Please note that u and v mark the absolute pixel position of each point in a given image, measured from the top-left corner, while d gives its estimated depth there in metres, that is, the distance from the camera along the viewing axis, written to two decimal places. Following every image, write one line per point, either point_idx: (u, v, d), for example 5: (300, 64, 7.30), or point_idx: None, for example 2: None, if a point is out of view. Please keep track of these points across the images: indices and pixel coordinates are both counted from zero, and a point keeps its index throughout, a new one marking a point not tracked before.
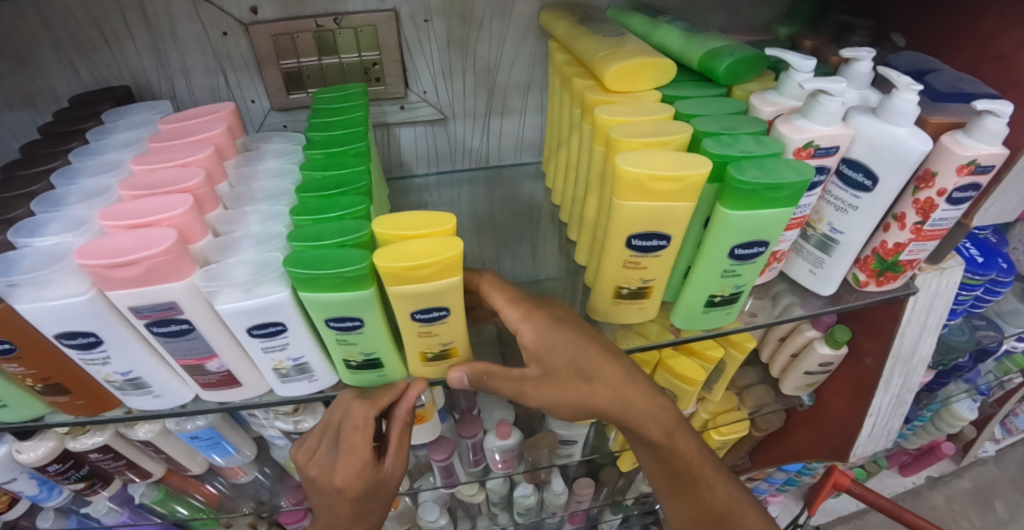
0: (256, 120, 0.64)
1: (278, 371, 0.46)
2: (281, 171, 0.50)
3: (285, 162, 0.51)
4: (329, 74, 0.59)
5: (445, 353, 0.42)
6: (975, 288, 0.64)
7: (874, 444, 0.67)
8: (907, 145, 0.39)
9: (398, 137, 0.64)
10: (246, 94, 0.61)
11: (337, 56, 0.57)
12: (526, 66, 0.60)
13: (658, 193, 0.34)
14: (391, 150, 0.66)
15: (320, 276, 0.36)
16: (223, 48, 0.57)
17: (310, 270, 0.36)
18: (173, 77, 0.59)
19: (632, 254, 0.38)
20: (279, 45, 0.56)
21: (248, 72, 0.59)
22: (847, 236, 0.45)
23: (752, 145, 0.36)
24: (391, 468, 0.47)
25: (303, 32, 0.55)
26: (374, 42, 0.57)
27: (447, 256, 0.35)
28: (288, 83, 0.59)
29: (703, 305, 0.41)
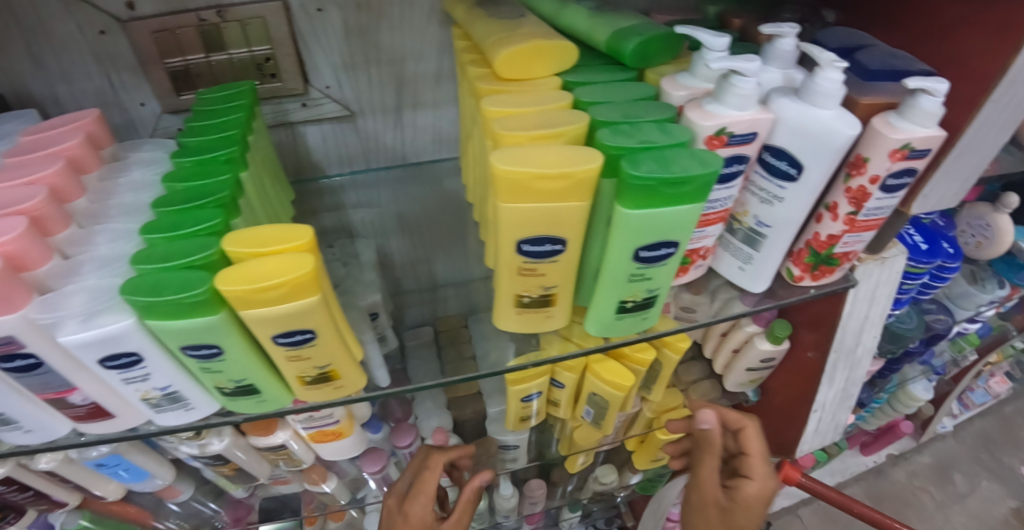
0: (149, 125, 0.56)
1: (148, 402, 0.41)
2: (144, 184, 0.44)
3: (148, 174, 0.46)
4: (220, 72, 0.53)
5: (325, 376, 0.38)
6: (919, 276, 0.61)
7: (819, 439, 0.65)
8: (832, 129, 0.35)
9: (305, 136, 0.59)
10: (134, 96, 0.54)
11: (225, 51, 0.51)
12: (434, 56, 0.55)
13: (540, 193, 0.30)
14: (299, 151, 0.60)
15: (156, 303, 0.32)
16: (104, 50, 0.49)
17: (144, 296, 0.32)
18: (53, 81, 0.51)
19: (525, 261, 0.33)
20: (162, 43, 0.50)
21: (135, 74, 0.52)
22: (774, 230, 0.42)
23: (654, 134, 0.32)
24: None
25: (186, 28, 0.49)
26: (264, 35, 0.50)
27: (297, 275, 0.31)
28: (177, 83, 0.53)
29: (614, 312, 0.37)
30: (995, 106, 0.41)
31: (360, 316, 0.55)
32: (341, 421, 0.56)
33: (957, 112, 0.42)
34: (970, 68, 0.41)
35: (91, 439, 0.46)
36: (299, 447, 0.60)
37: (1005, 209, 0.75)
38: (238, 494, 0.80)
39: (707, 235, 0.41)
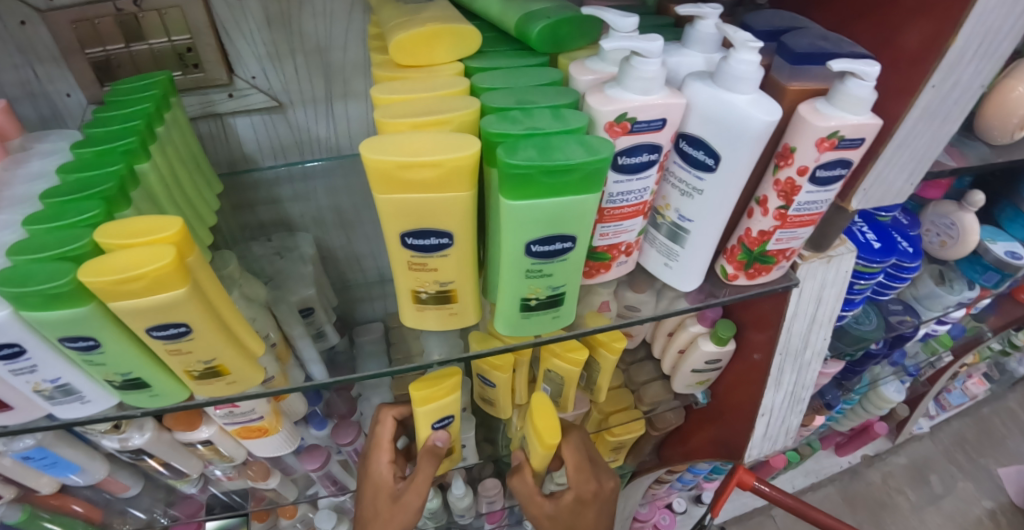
0: (77, 117, 0.53)
1: (40, 394, 0.39)
2: (40, 174, 0.42)
3: (49, 164, 0.43)
4: (143, 63, 0.50)
5: (213, 371, 0.36)
6: (872, 277, 0.59)
7: (769, 444, 0.63)
8: (743, 115, 0.33)
9: (235, 128, 0.56)
10: (60, 88, 0.50)
11: (145, 42, 0.49)
12: (361, 46, 0.52)
13: (413, 183, 0.28)
14: (230, 142, 0.58)
15: (16, 294, 0.30)
16: (24, 39, 0.46)
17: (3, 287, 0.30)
18: None
19: (413, 255, 0.31)
20: (82, 34, 0.47)
21: (58, 63, 0.49)
22: (696, 225, 0.40)
23: (544, 121, 0.30)
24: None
25: (104, 17, 0.46)
26: (183, 25, 0.48)
27: (159, 266, 0.29)
28: (99, 75, 0.50)
29: (519, 310, 0.35)
30: (934, 93, 0.39)
31: (289, 312, 0.53)
32: (265, 417, 0.55)
33: (894, 100, 0.40)
34: (905, 54, 0.39)
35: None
36: (226, 443, 0.59)
37: (970, 207, 0.73)
38: (187, 490, 0.79)
39: (626, 230, 0.39)
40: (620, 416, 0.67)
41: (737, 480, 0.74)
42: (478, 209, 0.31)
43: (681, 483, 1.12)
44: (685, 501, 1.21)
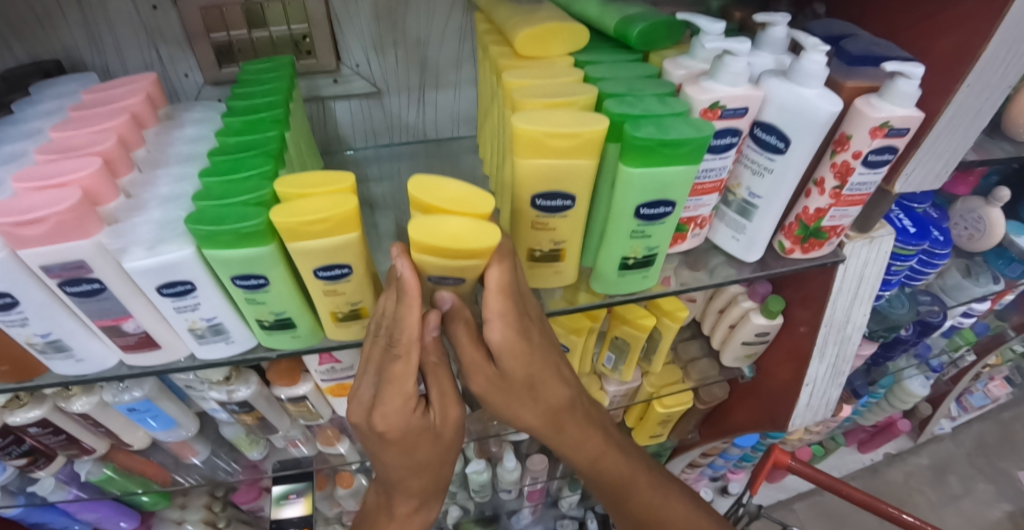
0: (190, 95, 0.62)
1: (193, 332, 0.44)
2: (197, 138, 0.49)
3: (203, 129, 0.50)
4: (261, 48, 0.58)
5: (356, 313, 0.41)
6: (908, 259, 0.64)
7: (810, 414, 0.69)
8: (814, 107, 0.39)
9: (334, 112, 0.63)
10: (180, 68, 0.59)
11: (267, 29, 0.56)
12: (456, 39, 0.60)
13: (554, 151, 0.34)
14: (328, 125, 0.65)
15: (214, 232, 0.34)
16: (153, 23, 0.55)
17: (204, 225, 0.34)
18: (105, 51, 0.57)
19: (538, 215, 0.38)
20: (208, 19, 0.54)
21: (180, 47, 0.57)
22: (764, 201, 0.45)
23: (654, 105, 0.36)
24: (439, 420, 0.39)
25: (232, 5, 0.54)
26: (302, 14, 0.55)
27: (342, 212, 0.34)
28: (219, 57, 0.58)
29: (617, 268, 0.42)
30: (969, 91, 0.44)
31: None
32: None
33: (932, 99, 0.46)
34: (942, 58, 0.45)
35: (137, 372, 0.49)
36: (316, 401, 0.66)
37: (997, 203, 0.78)
38: (253, 456, 0.84)
39: (703, 205, 0.45)
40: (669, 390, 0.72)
41: (774, 460, 0.78)
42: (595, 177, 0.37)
43: (711, 470, 1.16)
44: (712, 490, 1.25)
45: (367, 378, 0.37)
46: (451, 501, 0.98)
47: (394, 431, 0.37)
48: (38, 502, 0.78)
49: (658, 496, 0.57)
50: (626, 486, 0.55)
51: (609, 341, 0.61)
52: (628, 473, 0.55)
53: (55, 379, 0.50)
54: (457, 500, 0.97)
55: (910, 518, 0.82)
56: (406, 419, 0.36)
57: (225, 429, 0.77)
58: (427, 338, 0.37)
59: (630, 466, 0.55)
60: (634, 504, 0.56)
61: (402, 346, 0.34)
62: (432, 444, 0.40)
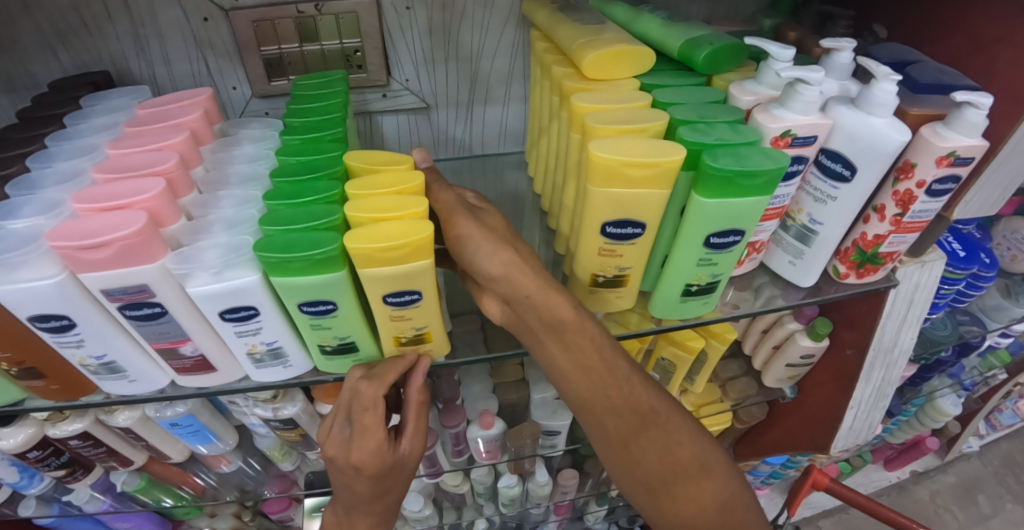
0: (237, 107, 0.62)
1: (252, 356, 0.44)
2: (257, 156, 0.49)
3: (261, 148, 0.50)
4: (311, 62, 0.57)
5: (419, 337, 0.42)
6: (957, 282, 0.64)
7: (853, 436, 0.68)
8: (883, 137, 0.38)
9: (381, 125, 0.64)
10: (228, 81, 0.60)
11: (319, 43, 0.56)
12: (507, 55, 0.61)
13: (631, 180, 0.34)
14: (374, 138, 0.65)
15: (288, 259, 0.35)
16: (204, 34, 0.56)
17: (278, 253, 0.35)
18: (153, 62, 0.58)
19: (607, 242, 0.37)
20: (260, 32, 0.55)
21: (229, 58, 0.58)
22: (825, 228, 0.45)
23: (727, 133, 0.36)
24: (409, 448, 0.45)
25: (285, 19, 0.53)
26: (355, 29, 0.55)
27: (417, 239, 0.34)
28: (269, 70, 0.58)
29: (680, 294, 0.41)
30: None
31: None
32: None
33: (1000, 126, 0.45)
34: (1011, 83, 0.44)
35: (186, 392, 0.50)
36: None
37: None
38: (286, 466, 0.85)
39: (764, 230, 0.44)
40: (707, 408, 0.73)
41: (812, 481, 0.76)
42: (666, 205, 0.37)
43: None
44: None
45: (335, 422, 0.44)
46: (480, 515, 0.98)
47: (373, 468, 0.44)
48: (72, 511, 0.79)
49: (686, 447, 0.44)
50: (645, 429, 0.42)
51: (654, 362, 0.61)
52: (651, 406, 0.42)
53: (105, 398, 0.50)
54: (484, 513, 0.97)
55: None
56: (380, 459, 0.43)
57: (260, 440, 0.77)
58: (417, 383, 0.43)
59: (654, 404, 0.42)
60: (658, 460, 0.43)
61: (368, 403, 0.41)
62: (400, 471, 0.46)
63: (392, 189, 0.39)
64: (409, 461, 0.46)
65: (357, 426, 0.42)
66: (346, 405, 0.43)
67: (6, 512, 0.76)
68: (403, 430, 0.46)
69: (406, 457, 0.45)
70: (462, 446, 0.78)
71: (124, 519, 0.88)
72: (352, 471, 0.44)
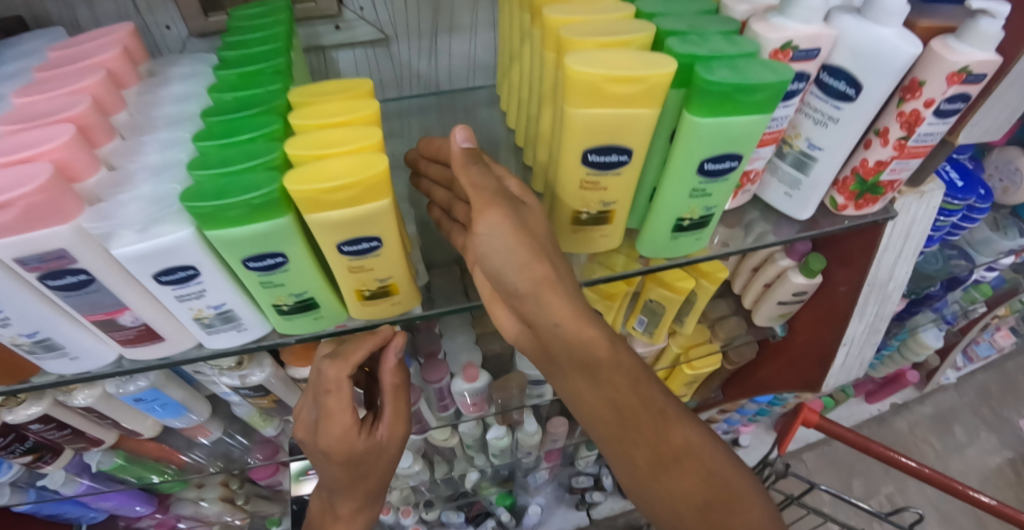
0: (172, 48, 0.55)
1: (201, 322, 0.40)
2: (187, 96, 0.43)
3: (193, 87, 0.44)
4: None
5: (385, 290, 0.37)
6: (955, 214, 0.61)
7: (845, 374, 0.67)
8: (895, 46, 0.34)
9: (337, 62, 0.58)
10: (157, 18, 0.52)
11: None
12: None
13: (615, 99, 0.29)
14: (330, 76, 0.59)
15: (222, 208, 0.30)
16: None
17: (208, 202, 0.30)
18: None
19: (589, 173, 0.33)
20: None
21: None
22: (825, 154, 0.41)
23: (722, 44, 0.31)
24: (385, 436, 0.44)
25: None
26: None
27: (369, 176, 0.30)
28: (204, 4, 0.53)
29: (670, 231, 0.37)
30: None
31: None
32: None
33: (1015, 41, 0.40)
34: None
35: (139, 366, 0.46)
36: None
37: None
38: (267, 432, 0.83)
39: (759, 158, 0.40)
40: (696, 351, 0.70)
41: (802, 418, 0.74)
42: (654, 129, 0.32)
43: (727, 425, 1.24)
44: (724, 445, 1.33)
45: (308, 405, 0.46)
46: (472, 466, 0.98)
47: (343, 455, 0.43)
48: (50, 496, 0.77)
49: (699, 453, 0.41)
50: (662, 424, 0.39)
51: (642, 303, 0.58)
52: (663, 404, 0.40)
53: (49, 378, 0.46)
54: (475, 465, 0.97)
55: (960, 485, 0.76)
56: (349, 444, 0.43)
57: (236, 408, 0.74)
58: (391, 362, 0.44)
59: (665, 400, 0.40)
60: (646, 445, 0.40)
61: (331, 383, 0.42)
62: (379, 458, 0.45)
63: (340, 120, 0.34)
64: (388, 449, 0.45)
65: (324, 409, 0.43)
66: (315, 387, 0.43)
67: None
68: (380, 416, 0.45)
69: (382, 444, 0.45)
70: (447, 401, 0.76)
71: (107, 499, 0.85)
72: (322, 457, 0.43)
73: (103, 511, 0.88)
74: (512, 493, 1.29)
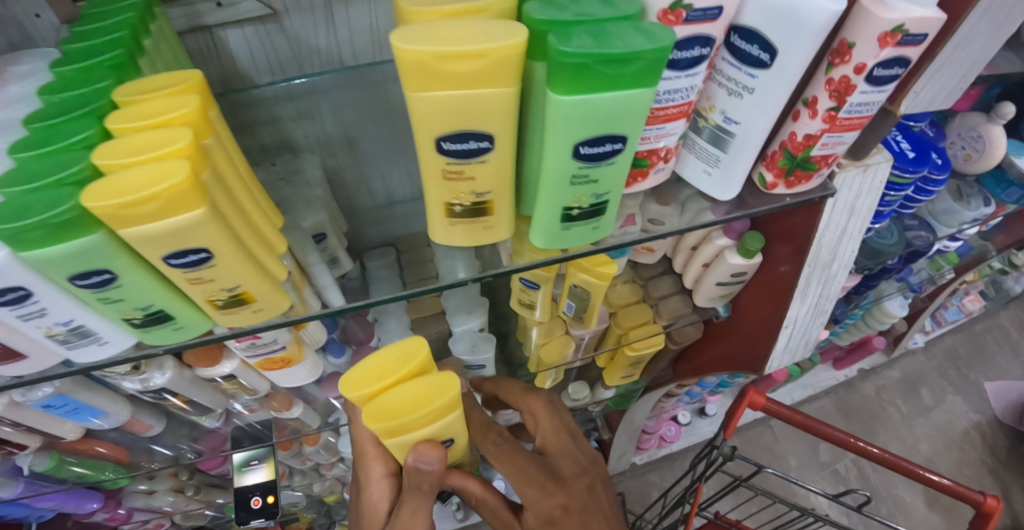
0: None
1: (54, 338, 0.36)
2: (19, 98, 0.37)
3: (28, 87, 0.38)
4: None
5: (239, 299, 0.34)
6: (904, 188, 0.58)
7: (789, 355, 0.64)
8: (807, 3, 0.29)
9: (227, 44, 0.48)
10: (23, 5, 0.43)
11: None
12: None
13: (452, 77, 0.25)
14: (222, 60, 0.49)
15: (20, 230, 0.27)
16: None
17: (5, 223, 0.27)
18: None
19: (449, 162, 0.28)
20: None
21: None
22: (743, 127, 0.36)
23: (593, 6, 0.27)
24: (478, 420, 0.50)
25: None
26: None
27: (170, 186, 0.26)
28: None
29: (560, 221, 0.33)
30: None
31: (304, 239, 0.51)
32: (287, 347, 0.55)
33: None
34: None
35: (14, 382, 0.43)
36: (249, 376, 0.60)
37: (999, 120, 0.71)
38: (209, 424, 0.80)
39: (668, 134, 0.35)
40: (638, 331, 0.68)
41: (748, 401, 0.73)
42: (520, 108, 0.28)
43: (689, 398, 1.28)
44: (689, 414, 1.41)
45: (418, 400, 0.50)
46: None
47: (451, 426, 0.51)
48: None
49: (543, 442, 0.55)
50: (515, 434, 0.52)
51: (568, 290, 0.54)
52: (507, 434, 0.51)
53: None
54: None
55: (922, 470, 0.74)
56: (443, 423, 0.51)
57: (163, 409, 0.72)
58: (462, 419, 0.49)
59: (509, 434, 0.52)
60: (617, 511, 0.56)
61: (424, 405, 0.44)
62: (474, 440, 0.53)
63: (159, 121, 0.29)
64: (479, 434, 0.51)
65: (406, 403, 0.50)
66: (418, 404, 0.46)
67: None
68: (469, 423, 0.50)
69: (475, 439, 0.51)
70: None
71: (47, 500, 0.81)
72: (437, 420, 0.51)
73: (50, 510, 0.86)
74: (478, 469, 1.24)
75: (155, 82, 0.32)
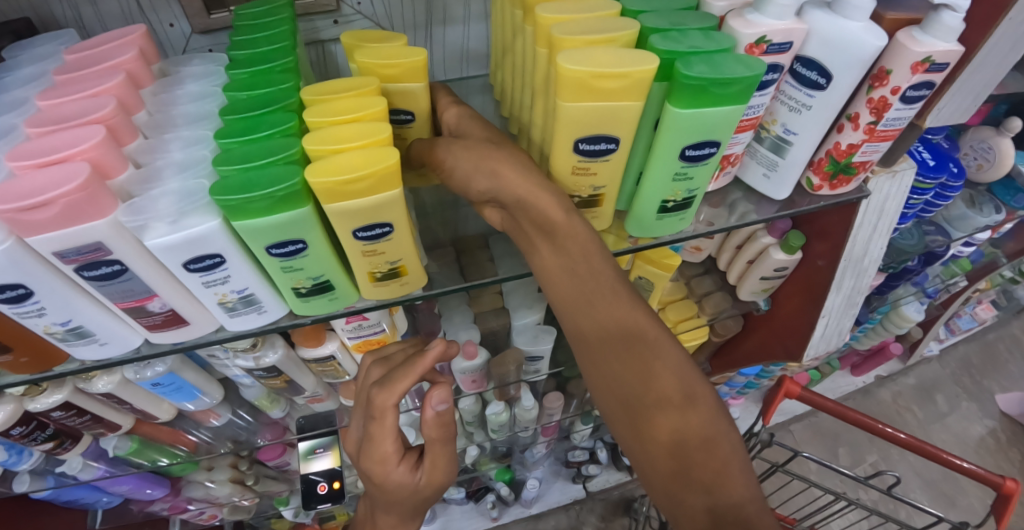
0: (177, 46, 0.57)
1: (224, 306, 0.42)
2: (203, 94, 0.47)
3: (206, 85, 0.48)
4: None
5: (395, 271, 0.42)
6: (926, 193, 0.65)
7: (824, 344, 0.71)
8: (858, 40, 0.37)
9: (335, 55, 0.60)
10: (163, 17, 0.54)
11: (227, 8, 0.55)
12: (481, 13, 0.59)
13: (599, 92, 0.32)
14: (329, 70, 0.61)
15: (250, 200, 0.33)
16: None
17: (239, 195, 0.33)
18: (77, 4, 0.52)
19: (580, 160, 0.36)
20: None
21: None
22: (799, 138, 0.44)
23: (700, 41, 0.35)
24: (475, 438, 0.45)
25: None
26: None
27: (381, 167, 0.34)
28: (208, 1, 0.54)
29: (656, 211, 0.41)
30: (1011, 24, 0.42)
31: None
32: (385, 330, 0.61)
33: (975, 30, 0.43)
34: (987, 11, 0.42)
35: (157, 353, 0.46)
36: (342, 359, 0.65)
37: (1007, 133, 0.78)
38: (275, 414, 0.78)
39: (739, 143, 0.43)
40: (685, 324, 0.74)
41: (784, 390, 0.79)
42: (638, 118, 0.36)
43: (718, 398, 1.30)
44: None
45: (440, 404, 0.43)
46: (470, 442, 0.95)
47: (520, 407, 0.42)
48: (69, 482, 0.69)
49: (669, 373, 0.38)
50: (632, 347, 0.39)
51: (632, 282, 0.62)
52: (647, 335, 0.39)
53: (81, 365, 0.46)
54: (474, 441, 0.94)
55: (945, 454, 0.80)
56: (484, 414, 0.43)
57: (246, 391, 0.71)
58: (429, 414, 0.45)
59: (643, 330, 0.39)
60: (639, 383, 0.38)
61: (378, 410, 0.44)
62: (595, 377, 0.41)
63: (354, 116, 0.38)
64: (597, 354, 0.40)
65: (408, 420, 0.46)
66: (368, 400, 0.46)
67: (1, 491, 0.66)
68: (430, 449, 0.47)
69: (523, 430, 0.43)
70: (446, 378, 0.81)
71: (122, 483, 0.76)
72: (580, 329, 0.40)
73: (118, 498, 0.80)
74: (510, 468, 1.24)
75: (340, 89, 0.40)
